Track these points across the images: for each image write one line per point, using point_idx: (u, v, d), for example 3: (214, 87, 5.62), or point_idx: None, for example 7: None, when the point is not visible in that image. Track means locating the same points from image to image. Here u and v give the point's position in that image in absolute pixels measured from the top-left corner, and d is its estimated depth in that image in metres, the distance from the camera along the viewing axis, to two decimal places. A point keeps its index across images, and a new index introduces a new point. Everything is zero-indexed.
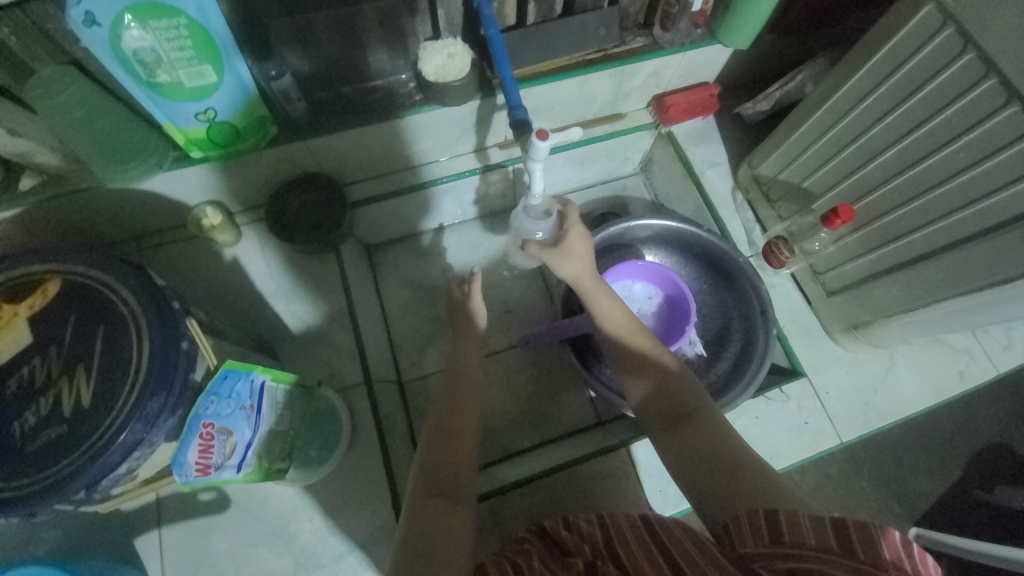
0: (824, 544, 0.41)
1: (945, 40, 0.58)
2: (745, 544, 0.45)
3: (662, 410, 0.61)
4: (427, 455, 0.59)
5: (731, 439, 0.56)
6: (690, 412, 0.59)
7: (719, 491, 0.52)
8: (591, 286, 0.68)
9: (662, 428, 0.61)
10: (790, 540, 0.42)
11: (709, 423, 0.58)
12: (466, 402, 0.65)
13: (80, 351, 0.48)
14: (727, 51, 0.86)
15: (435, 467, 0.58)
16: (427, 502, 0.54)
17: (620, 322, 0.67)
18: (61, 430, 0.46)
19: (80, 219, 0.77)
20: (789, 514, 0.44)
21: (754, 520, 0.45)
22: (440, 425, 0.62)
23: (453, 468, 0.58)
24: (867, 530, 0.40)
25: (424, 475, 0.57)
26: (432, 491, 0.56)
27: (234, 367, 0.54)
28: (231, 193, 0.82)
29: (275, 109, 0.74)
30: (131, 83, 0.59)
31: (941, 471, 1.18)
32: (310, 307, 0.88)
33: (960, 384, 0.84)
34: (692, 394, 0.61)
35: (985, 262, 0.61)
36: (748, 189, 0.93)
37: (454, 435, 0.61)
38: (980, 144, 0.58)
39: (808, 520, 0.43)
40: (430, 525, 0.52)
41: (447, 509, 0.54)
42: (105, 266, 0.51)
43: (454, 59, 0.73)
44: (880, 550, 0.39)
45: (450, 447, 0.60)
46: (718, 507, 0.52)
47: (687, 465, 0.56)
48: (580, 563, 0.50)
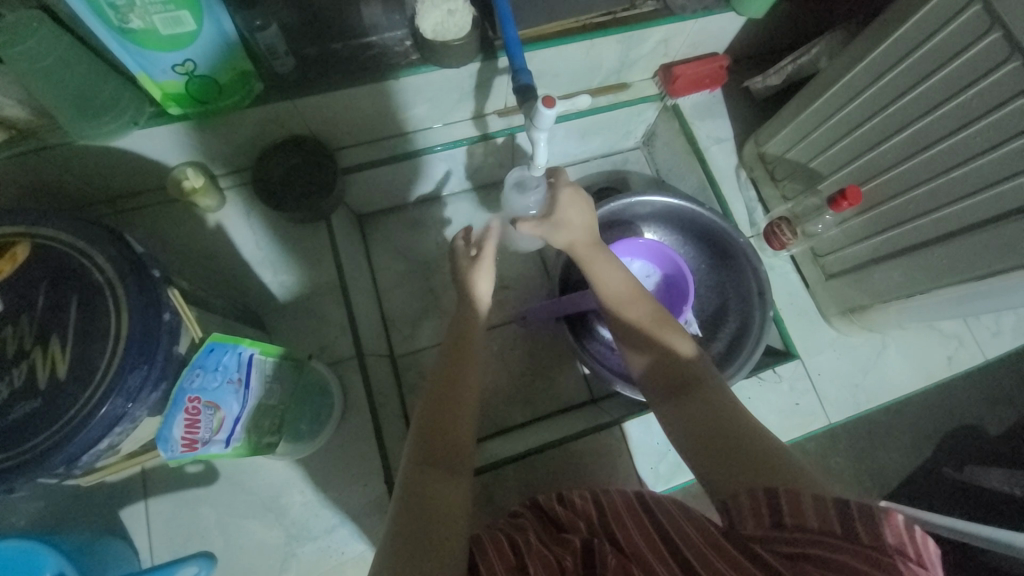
0: (826, 527, 0.41)
1: (971, 17, 0.55)
2: (745, 527, 0.45)
3: (664, 378, 0.59)
4: (422, 423, 0.58)
5: (733, 406, 0.55)
6: (692, 379, 0.58)
7: (725, 461, 0.51)
8: (591, 254, 0.67)
9: (665, 398, 0.59)
10: (791, 523, 0.43)
11: (709, 389, 0.56)
12: (463, 367, 0.63)
13: (53, 321, 0.45)
14: (740, 20, 0.82)
15: (431, 434, 0.57)
16: (422, 472, 0.53)
17: (620, 290, 0.65)
18: (36, 404, 0.43)
19: (49, 179, 0.71)
20: (789, 494, 0.44)
21: (755, 500, 0.46)
22: (436, 393, 0.60)
23: (452, 436, 0.57)
24: (868, 511, 0.41)
25: (420, 442, 0.56)
26: (429, 460, 0.54)
27: (221, 340, 0.52)
28: (213, 154, 0.77)
29: (259, 62, 0.68)
30: (101, 28, 0.54)
31: (916, 449, 1.22)
32: (299, 277, 0.85)
33: (948, 368, 0.85)
34: (694, 363, 0.59)
35: (990, 252, 0.60)
36: (752, 167, 0.91)
37: (449, 404, 0.59)
38: (997, 130, 0.56)
39: (810, 500, 0.43)
40: (427, 494, 0.51)
41: (444, 479, 0.53)
42: (78, 230, 0.47)
43: (455, 16, 0.67)
44: (882, 533, 0.39)
45: (445, 419, 0.58)
46: (722, 480, 0.50)
47: (689, 433, 0.55)
48: (576, 541, 0.50)
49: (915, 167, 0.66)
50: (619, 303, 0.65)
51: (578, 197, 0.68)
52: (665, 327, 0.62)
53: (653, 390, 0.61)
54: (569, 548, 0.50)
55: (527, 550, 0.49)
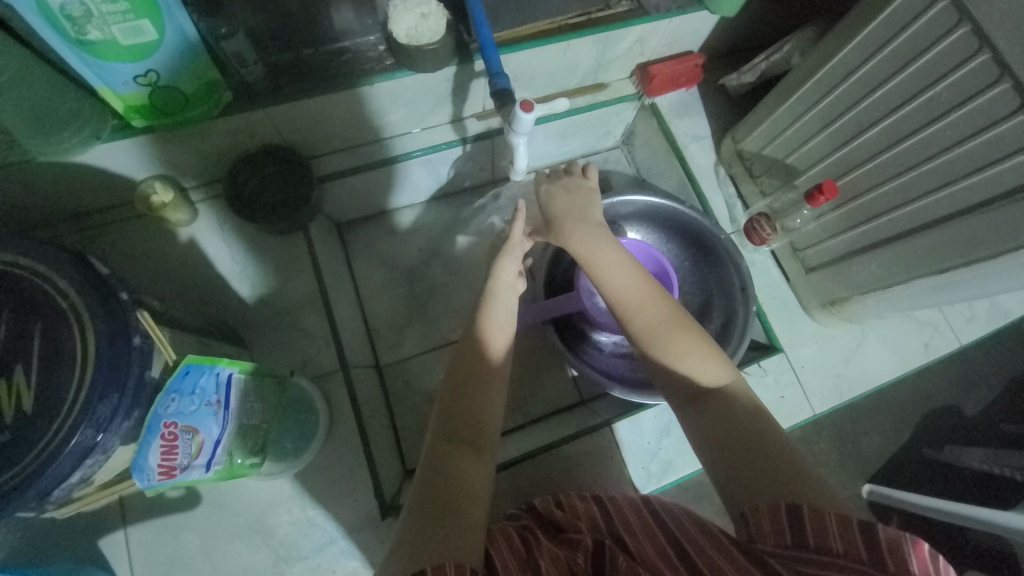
0: (852, 551, 0.40)
1: (939, 13, 0.56)
2: (766, 543, 0.44)
3: (687, 382, 0.58)
4: (444, 408, 0.55)
5: (753, 416, 0.53)
6: (712, 386, 0.56)
7: (751, 471, 0.49)
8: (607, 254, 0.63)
9: (688, 401, 0.57)
10: (813, 545, 0.42)
11: (735, 398, 0.55)
12: (489, 340, 0.60)
13: (15, 352, 0.43)
14: (714, 18, 0.83)
15: (454, 420, 0.54)
16: (446, 450, 0.52)
17: (639, 291, 0.62)
18: (0, 439, 0.41)
19: (9, 198, 0.68)
20: (813, 513, 0.43)
21: (774, 514, 0.45)
22: (462, 368, 0.58)
23: (477, 414, 0.55)
24: (897, 541, 0.39)
25: (442, 427, 0.54)
26: (453, 440, 0.53)
27: (197, 361, 0.51)
28: (184, 166, 0.75)
29: (227, 71, 0.66)
30: (55, 38, 0.51)
31: (896, 433, 1.25)
32: (277, 290, 0.83)
33: (926, 355, 0.88)
34: (712, 369, 0.57)
35: (964, 241, 0.62)
36: (731, 164, 0.92)
37: (476, 380, 0.57)
38: (968, 121, 0.57)
39: (833, 521, 0.42)
40: (448, 471, 0.50)
41: (467, 458, 0.52)
42: (37, 253, 0.45)
43: (428, 20, 0.67)
44: (908, 562, 0.38)
45: (468, 399, 0.55)
46: (743, 489, 0.49)
47: (708, 442, 0.53)
48: (587, 541, 0.51)
49: (889, 160, 0.67)
50: (629, 306, 0.61)
51: (573, 199, 0.69)
52: (691, 331, 0.59)
53: (673, 391, 0.58)
54: (580, 548, 0.50)
55: (537, 546, 0.50)
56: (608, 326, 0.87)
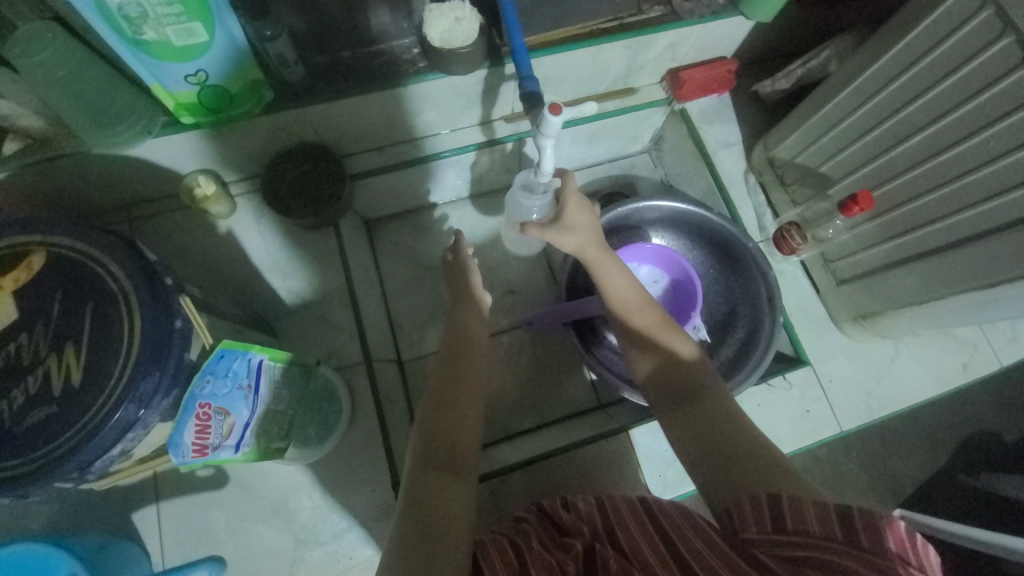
0: (828, 533, 0.42)
1: (983, 22, 0.55)
2: (747, 531, 0.46)
3: (670, 387, 0.60)
4: (427, 425, 0.59)
5: (735, 417, 0.56)
6: (694, 392, 0.59)
7: (730, 472, 0.52)
8: (602, 261, 0.66)
9: (671, 406, 0.59)
10: (792, 527, 0.44)
11: (717, 403, 0.57)
12: (464, 368, 0.64)
13: (68, 329, 0.46)
14: (748, 24, 0.82)
15: (436, 436, 0.57)
16: (427, 476, 0.54)
17: (629, 298, 0.65)
18: (51, 410, 0.44)
19: (65, 187, 0.73)
20: (793, 501, 0.45)
21: (757, 506, 0.47)
22: (437, 395, 0.61)
23: (453, 437, 0.57)
24: (871, 517, 0.41)
25: (423, 447, 0.57)
26: (432, 467, 0.55)
27: (232, 347, 0.52)
28: (225, 161, 0.78)
29: (270, 72, 0.69)
30: (115, 40, 0.55)
31: (930, 457, 1.20)
32: (307, 283, 0.86)
33: (963, 376, 0.84)
34: (700, 371, 0.60)
35: (1004, 258, 0.59)
36: (761, 172, 0.91)
37: (450, 404, 0.60)
38: (1012, 133, 0.55)
39: (811, 506, 0.44)
40: (428, 496, 0.52)
41: (444, 482, 0.54)
42: (92, 239, 0.48)
43: (461, 24, 0.68)
44: (884, 540, 0.40)
45: (445, 424, 0.58)
46: (725, 486, 0.51)
47: (690, 442, 0.56)
48: (578, 545, 0.50)
49: (928, 172, 0.65)
50: (627, 308, 0.65)
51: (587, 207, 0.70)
52: (674, 339, 0.62)
53: (658, 398, 0.61)
54: (571, 552, 0.50)
55: (529, 554, 0.50)
56: None
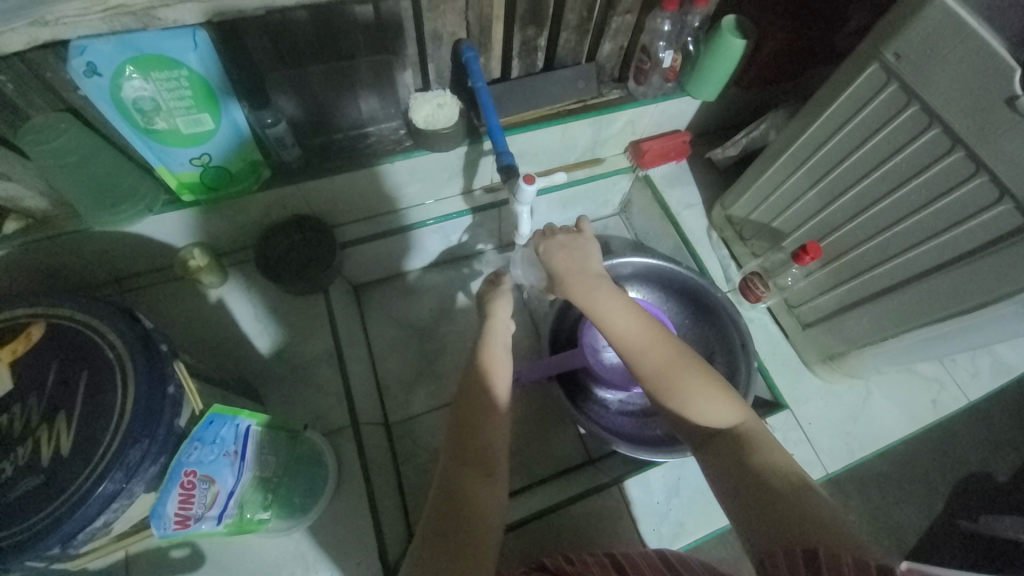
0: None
1: (890, 95, 0.64)
2: None
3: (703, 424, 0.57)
4: (456, 425, 0.57)
5: (771, 454, 0.53)
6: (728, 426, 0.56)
7: (773, 516, 0.48)
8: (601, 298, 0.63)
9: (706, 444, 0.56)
10: None
11: (753, 438, 0.55)
12: (492, 365, 0.61)
13: (61, 398, 0.47)
14: (696, 103, 0.93)
15: (464, 438, 0.56)
16: (457, 472, 0.54)
17: (640, 333, 0.61)
18: (36, 482, 0.43)
19: (63, 263, 0.75)
20: (829, 556, 0.43)
21: (789, 555, 0.45)
22: (462, 397, 0.59)
23: (484, 440, 0.56)
24: None
25: (454, 443, 0.56)
26: (465, 465, 0.54)
27: (222, 411, 0.54)
28: (221, 234, 0.83)
29: (268, 154, 0.76)
30: (128, 131, 0.61)
31: (924, 499, 1.19)
32: (297, 347, 0.87)
33: (934, 412, 0.87)
34: (730, 405, 0.57)
35: (946, 294, 0.65)
36: (722, 228, 0.99)
37: (480, 403, 0.58)
38: (929, 187, 0.63)
39: (850, 562, 0.42)
40: (461, 495, 0.53)
41: (478, 484, 0.54)
42: (93, 309, 0.50)
43: (443, 109, 0.77)
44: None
45: (477, 421, 0.57)
46: (768, 531, 0.48)
47: (734, 482, 0.53)
48: None
49: (865, 222, 0.73)
50: (643, 347, 0.61)
51: (591, 250, 0.67)
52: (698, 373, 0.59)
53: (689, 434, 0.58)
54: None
55: None
56: (612, 383, 0.89)
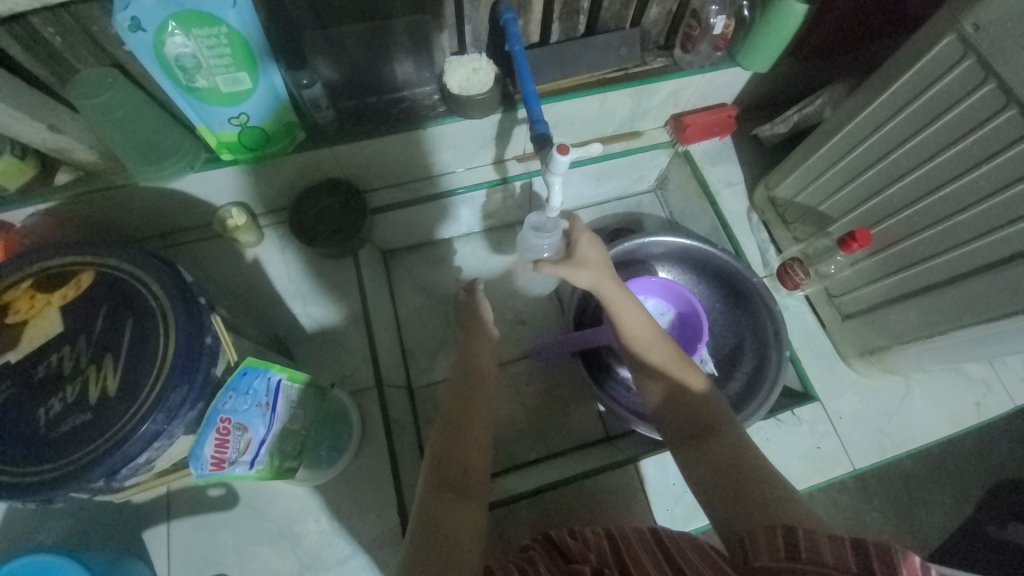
0: (841, 563, 0.39)
1: (965, 70, 0.58)
2: (759, 559, 0.43)
3: (684, 422, 0.60)
4: (438, 449, 0.60)
5: (750, 452, 0.56)
6: (709, 425, 0.59)
7: (739, 507, 0.51)
8: (614, 293, 0.68)
9: (685, 439, 0.60)
10: (806, 557, 0.41)
11: (731, 437, 0.57)
12: (474, 395, 0.66)
13: (107, 342, 0.50)
14: (746, 74, 0.88)
15: (447, 461, 0.59)
16: (438, 495, 0.55)
17: (642, 331, 0.67)
18: (84, 418, 0.47)
19: (110, 216, 0.79)
20: (807, 533, 0.42)
21: (769, 535, 0.44)
22: (449, 421, 0.63)
23: (466, 458, 0.59)
24: (886, 551, 0.39)
25: (434, 469, 0.58)
26: (444, 487, 0.56)
27: (254, 364, 0.56)
28: (257, 195, 0.85)
29: (304, 115, 0.76)
30: (170, 87, 0.62)
31: (956, 504, 1.15)
32: (326, 308, 0.90)
33: (977, 415, 0.83)
34: (713, 408, 0.60)
35: (1003, 293, 0.61)
36: (764, 210, 0.94)
37: (461, 431, 0.61)
38: (1001, 173, 0.58)
39: (825, 537, 0.41)
40: (443, 517, 0.53)
41: (457, 503, 0.55)
42: (137, 260, 0.53)
43: (478, 74, 0.76)
44: (899, 572, 0.37)
45: (457, 445, 0.60)
46: (736, 519, 0.51)
47: (706, 476, 0.56)
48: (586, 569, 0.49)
49: (923, 210, 0.67)
50: (640, 342, 0.66)
51: (597, 243, 0.71)
52: (687, 374, 0.63)
53: (670, 429, 0.62)
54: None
55: None
56: None
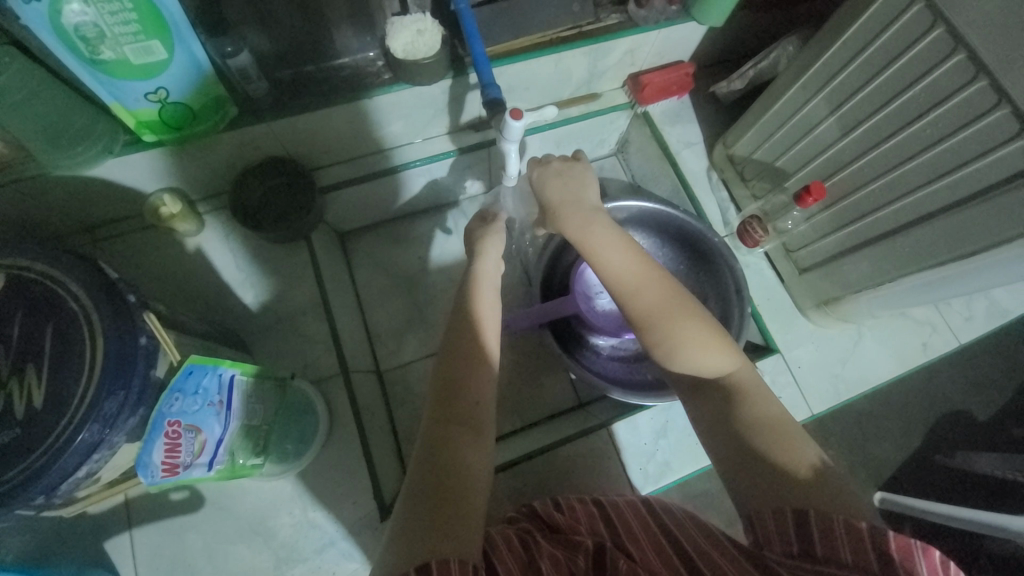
0: (860, 560, 0.40)
1: (914, 16, 0.58)
2: (773, 551, 0.45)
3: (687, 369, 0.57)
4: (441, 390, 0.54)
5: (763, 396, 0.54)
6: (715, 370, 0.56)
7: (753, 465, 0.49)
8: (590, 237, 0.62)
9: (690, 387, 0.58)
10: (822, 555, 0.42)
11: (736, 382, 0.55)
12: (480, 327, 0.59)
13: (28, 351, 0.45)
14: (702, 28, 0.85)
15: (455, 399, 0.53)
16: (448, 432, 0.50)
17: (629, 273, 0.60)
18: (12, 434, 0.43)
19: (24, 210, 0.72)
20: (822, 519, 0.43)
21: (782, 520, 0.45)
22: (454, 355, 0.56)
23: (475, 399, 0.53)
24: (906, 546, 0.39)
25: (440, 409, 0.52)
26: (455, 425, 0.51)
27: (201, 362, 0.52)
28: (191, 179, 0.78)
29: (232, 87, 0.70)
30: (73, 62, 0.55)
31: (905, 438, 1.23)
32: (281, 296, 0.85)
33: (924, 354, 0.88)
34: (716, 351, 0.56)
35: (946, 239, 0.63)
36: (723, 168, 0.94)
37: (467, 364, 0.55)
38: (947, 120, 0.59)
39: (843, 528, 0.42)
40: (448, 457, 0.48)
41: (468, 443, 0.50)
42: (52, 258, 0.47)
43: (424, 36, 0.70)
44: (917, 568, 0.38)
45: (461, 382, 0.54)
46: (749, 484, 0.49)
47: (717, 425, 0.54)
48: (588, 543, 0.50)
49: (874, 160, 0.69)
50: (635, 286, 0.59)
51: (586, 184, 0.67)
52: (681, 319, 0.57)
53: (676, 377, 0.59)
54: (581, 550, 0.50)
55: (537, 551, 0.48)
56: (605, 329, 0.88)
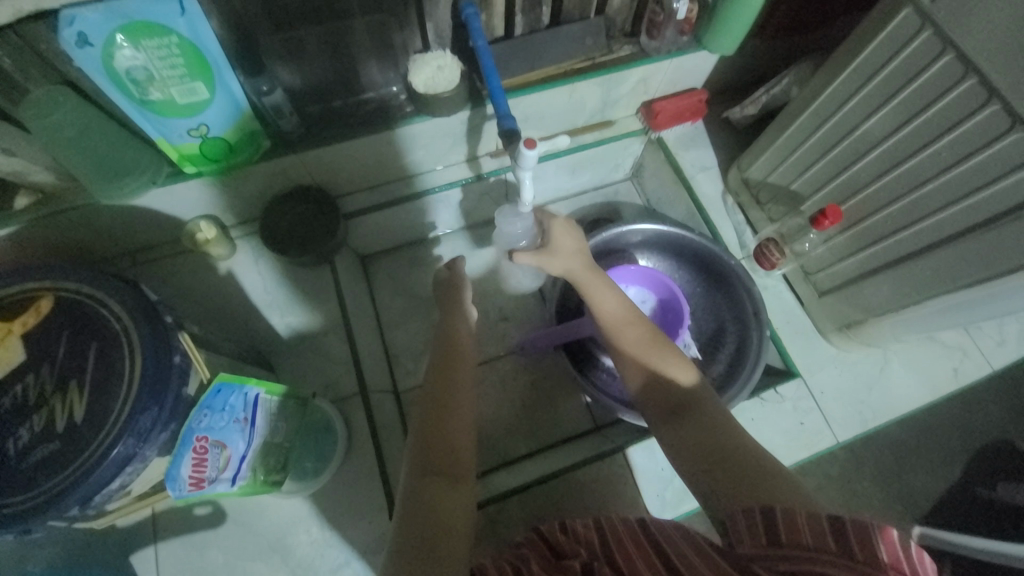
0: (821, 544, 0.41)
1: (923, 42, 0.59)
2: (743, 546, 0.45)
3: (662, 398, 0.61)
4: (422, 428, 0.58)
5: (732, 428, 0.56)
6: (688, 400, 0.60)
7: (723, 483, 0.52)
8: (587, 276, 0.69)
9: (664, 416, 0.60)
10: (787, 541, 0.43)
11: (708, 412, 0.58)
12: (454, 377, 0.63)
13: (72, 367, 0.48)
14: (713, 57, 0.88)
15: (433, 438, 0.57)
16: (426, 479, 0.54)
17: (616, 312, 0.67)
18: (54, 446, 0.46)
19: (74, 236, 0.77)
20: (785, 513, 0.45)
21: (750, 518, 0.46)
22: (432, 399, 0.61)
23: (453, 439, 0.58)
24: (863, 529, 0.40)
25: (422, 447, 0.57)
26: (431, 469, 0.55)
27: (228, 381, 0.54)
28: (226, 207, 0.83)
29: (267, 123, 0.75)
30: (125, 103, 0.60)
31: (944, 468, 1.17)
32: (305, 317, 0.89)
33: (955, 381, 0.84)
34: (688, 386, 0.61)
35: (970, 262, 0.62)
36: (738, 192, 0.94)
37: (444, 412, 0.60)
38: (961, 143, 0.59)
39: (804, 518, 0.43)
40: (430, 498, 0.52)
41: (446, 483, 0.54)
42: (100, 282, 0.51)
43: (443, 71, 0.74)
44: (876, 552, 0.39)
45: (440, 427, 0.58)
46: (723, 497, 0.51)
47: (690, 450, 0.56)
48: (576, 566, 0.50)
49: (889, 183, 0.68)
50: (618, 324, 0.67)
51: (571, 229, 0.73)
52: (661, 353, 0.63)
53: (651, 408, 0.62)
54: (569, 574, 0.49)
55: None
56: None
